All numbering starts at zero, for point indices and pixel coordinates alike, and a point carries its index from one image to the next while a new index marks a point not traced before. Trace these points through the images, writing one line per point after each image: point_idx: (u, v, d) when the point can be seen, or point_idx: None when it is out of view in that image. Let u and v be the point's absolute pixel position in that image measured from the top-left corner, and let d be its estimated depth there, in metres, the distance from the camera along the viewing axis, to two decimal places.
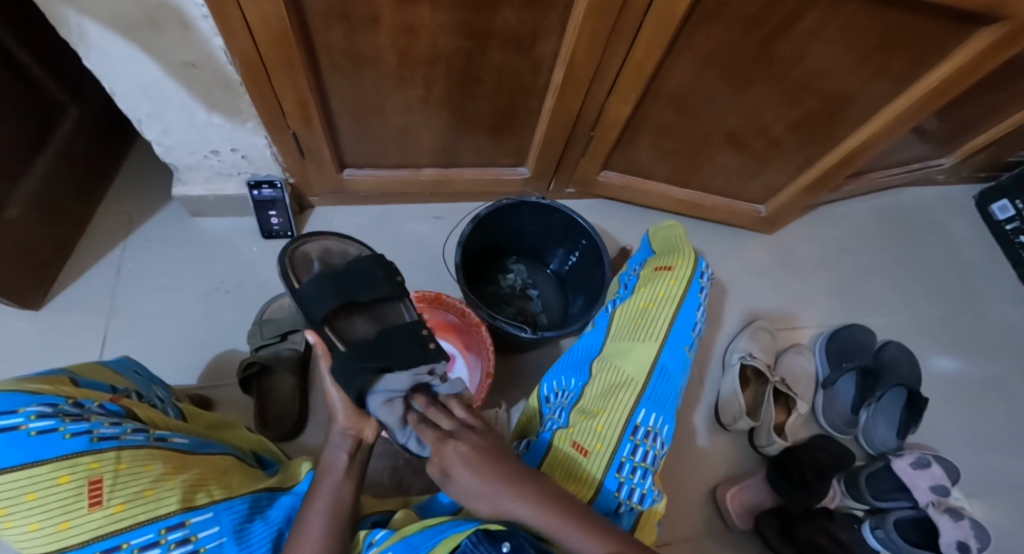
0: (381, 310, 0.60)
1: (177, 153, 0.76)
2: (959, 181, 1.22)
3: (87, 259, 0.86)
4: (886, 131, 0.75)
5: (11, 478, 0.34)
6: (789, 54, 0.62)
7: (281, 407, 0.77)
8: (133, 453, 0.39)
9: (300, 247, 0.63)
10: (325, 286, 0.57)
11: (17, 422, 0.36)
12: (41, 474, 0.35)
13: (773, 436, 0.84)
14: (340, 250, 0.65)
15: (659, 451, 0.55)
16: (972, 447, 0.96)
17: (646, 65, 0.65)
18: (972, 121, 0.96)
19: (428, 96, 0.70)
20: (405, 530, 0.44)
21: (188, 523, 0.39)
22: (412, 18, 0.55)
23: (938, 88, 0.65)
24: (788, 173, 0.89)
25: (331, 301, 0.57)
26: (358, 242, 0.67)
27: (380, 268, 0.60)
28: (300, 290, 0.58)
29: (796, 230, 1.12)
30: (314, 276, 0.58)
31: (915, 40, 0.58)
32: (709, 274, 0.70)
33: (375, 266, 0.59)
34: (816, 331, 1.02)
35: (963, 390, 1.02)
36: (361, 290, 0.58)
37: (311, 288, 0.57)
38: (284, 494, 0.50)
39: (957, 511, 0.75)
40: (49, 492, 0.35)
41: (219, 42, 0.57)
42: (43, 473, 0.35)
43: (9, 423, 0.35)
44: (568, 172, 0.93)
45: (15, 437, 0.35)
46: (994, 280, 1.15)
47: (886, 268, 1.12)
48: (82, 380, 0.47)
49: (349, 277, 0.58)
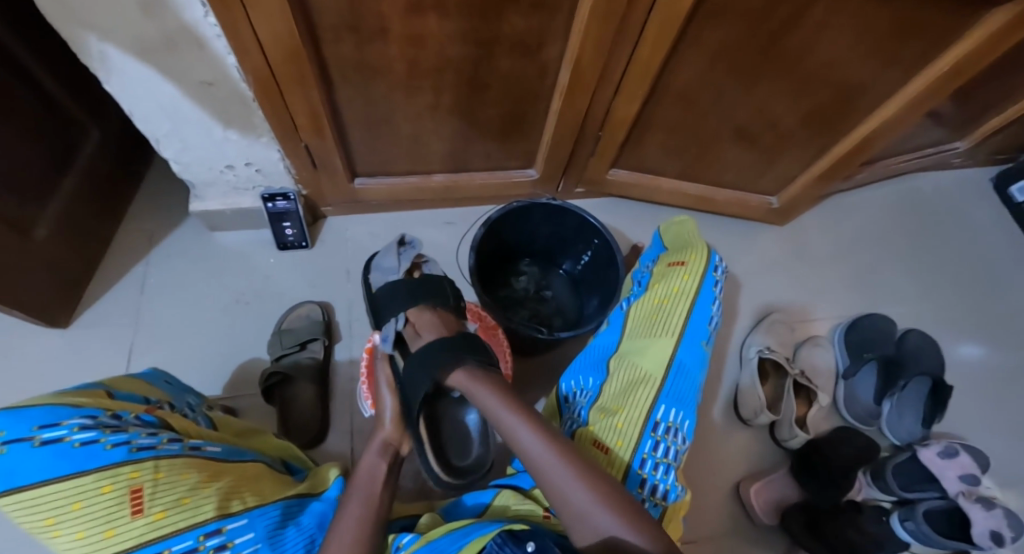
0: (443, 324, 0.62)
1: (195, 169, 0.78)
2: (975, 164, 1.20)
3: (110, 277, 0.88)
4: (900, 118, 0.74)
5: (59, 488, 0.35)
6: (796, 45, 0.62)
7: (303, 416, 0.78)
8: (171, 462, 0.40)
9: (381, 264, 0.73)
10: (400, 291, 0.60)
11: (62, 434, 0.37)
12: (86, 483, 0.36)
13: (795, 429, 0.83)
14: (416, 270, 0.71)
15: (681, 447, 0.55)
16: (1000, 435, 0.94)
17: (653, 63, 0.65)
18: (988, 103, 0.94)
19: (437, 103, 0.71)
20: (432, 533, 0.44)
21: (225, 530, 0.40)
22: (420, 28, 0.56)
23: (952, 72, 0.64)
24: (800, 164, 0.88)
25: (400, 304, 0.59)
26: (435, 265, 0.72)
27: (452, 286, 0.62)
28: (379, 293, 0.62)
29: (810, 221, 1.11)
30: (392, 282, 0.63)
31: (928, 24, 0.57)
32: (723, 267, 0.69)
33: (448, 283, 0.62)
34: (835, 323, 1.01)
35: (989, 377, 1.00)
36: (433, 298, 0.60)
37: (386, 291, 0.61)
38: (315, 500, 0.51)
39: (989, 501, 0.73)
40: (94, 500, 0.36)
41: (233, 61, 0.58)
42: (89, 482, 0.36)
43: (54, 435, 0.36)
44: (577, 173, 0.93)
45: (60, 449, 0.36)
46: (1017, 264, 1.12)
47: (904, 256, 1.10)
48: (117, 392, 0.48)
49: (424, 286, 0.61)
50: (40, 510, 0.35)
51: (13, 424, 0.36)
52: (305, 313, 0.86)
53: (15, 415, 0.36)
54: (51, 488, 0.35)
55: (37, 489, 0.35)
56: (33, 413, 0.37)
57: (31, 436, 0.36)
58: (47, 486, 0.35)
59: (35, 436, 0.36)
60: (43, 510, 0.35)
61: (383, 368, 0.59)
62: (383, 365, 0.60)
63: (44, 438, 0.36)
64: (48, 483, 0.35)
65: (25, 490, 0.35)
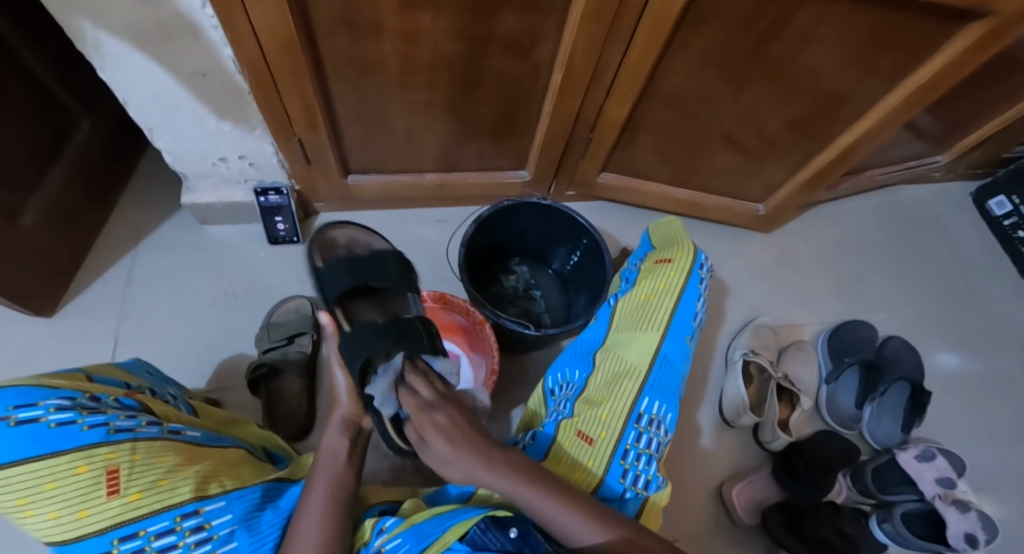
0: (390, 301, 0.64)
1: (187, 161, 0.78)
2: (956, 178, 1.23)
3: (98, 266, 0.87)
4: (879, 129, 0.76)
5: (33, 467, 0.35)
6: (782, 53, 0.64)
7: (289, 409, 0.78)
8: (149, 444, 0.40)
9: (329, 231, 0.68)
10: (341, 269, 0.63)
11: (37, 415, 0.37)
12: (61, 464, 0.36)
13: (777, 431, 0.84)
14: (366, 242, 0.69)
15: (663, 439, 0.56)
16: (977, 441, 0.96)
17: (642, 67, 0.67)
18: (966, 118, 0.97)
19: (430, 101, 0.72)
20: (415, 517, 0.44)
21: (202, 512, 0.39)
22: (415, 24, 0.57)
23: (928, 84, 0.66)
24: (785, 171, 0.90)
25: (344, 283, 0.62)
26: (383, 237, 0.71)
27: (396, 262, 0.65)
28: (321, 269, 0.64)
29: (795, 229, 1.13)
30: (332, 260, 0.65)
31: (905, 37, 0.60)
32: (708, 265, 0.71)
33: (390, 260, 0.65)
34: (817, 329, 1.03)
35: (966, 385, 1.02)
36: (375, 276, 0.64)
37: (328, 270, 0.63)
38: (294, 484, 0.51)
39: (964, 503, 0.74)
40: (69, 481, 0.36)
41: (228, 51, 0.59)
42: (63, 463, 0.36)
43: (30, 415, 0.37)
44: (568, 175, 0.95)
45: (36, 429, 0.36)
46: (995, 275, 1.15)
47: (886, 264, 1.12)
48: (97, 377, 0.48)
49: (364, 265, 0.64)
50: (14, 490, 0.35)
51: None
52: (293, 307, 0.85)
53: None
54: (25, 468, 0.35)
55: (12, 468, 0.35)
56: (8, 395, 0.37)
57: (7, 416, 0.37)
58: (23, 466, 0.35)
59: (11, 416, 0.36)
60: (18, 489, 0.35)
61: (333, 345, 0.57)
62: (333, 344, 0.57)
63: (20, 417, 0.37)
64: (24, 462, 0.35)
65: (1, 469, 0.35)
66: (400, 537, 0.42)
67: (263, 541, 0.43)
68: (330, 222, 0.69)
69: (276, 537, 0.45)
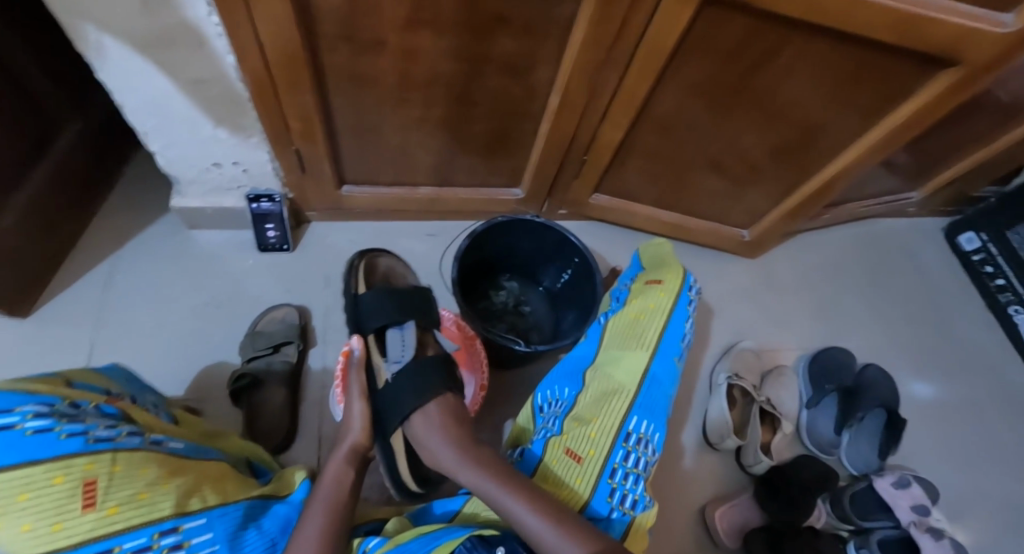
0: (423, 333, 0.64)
1: (180, 165, 0.77)
2: (928, 213, 1.29)
3: (79, 268, 0.85)
4: (858, 164, 0.79)
5: (4, 477, 0.32)
6: (768, 87, 0.66)
7: (271, 421, 0.76)
8: (129, 456, 0.39)
9: (372, 258, 0.69)
10: (387, 302, 0.61)
11: (13, 421, 0.35)
12: (35, 474, 0.33)
13: (760, 454, 0.85)
14: (402, 272, 0.71)
15: (650, 458, 0.57)
16: (948, 469, 0.99)
17: (636, 95, 0.69)
18: (938, 158, 1.02)
19: (428, 117, 0.73)
20: (400, 537, 0.44)
21: (181, 529, 0.38)
22: (417, 43, 0.58)
23: (904, 123, 0.70)
24: (768, 200, 0.93)
25: (390, 316, 0.60)
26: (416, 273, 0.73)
27: (430, 298, 0.65)
28: (362, 298, 0.61)
29: (778, 256, 1.16)
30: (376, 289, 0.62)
31: (883, 79, 0.63)
32: (696, 288, 0.72)
33: (429, 296, 0.65)
34: (797, 354, 1.05)
35: (940, 414, 1.05)
36: (417, 315, 0.62)
37: (374, 300, 0.61)
38: (279, 502, 0.50)
39: (938, 530, 0.75)
40: (44, 492, 0.33)
41: (230, 60, 0.59)
42: (37, 473, 0.33)
43: (6, 422, 0.35)
44: (560, 195, 0.97)
45: (10, 436, 0.34)
46: (965, 308, 1.20)
47: (864, 294, 1.16)
48: (76, 382, 0.47)
49: (410, 300, 0.62)
50: None
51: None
52: (280, 316, 0.84)
53: None
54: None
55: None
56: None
57: None
58: None
59: None
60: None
61: (358, 379, 0.58)
62: (359, 374, 0.58)
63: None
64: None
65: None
66: None
67: None
68: (376, 249, 0.70)
69: None
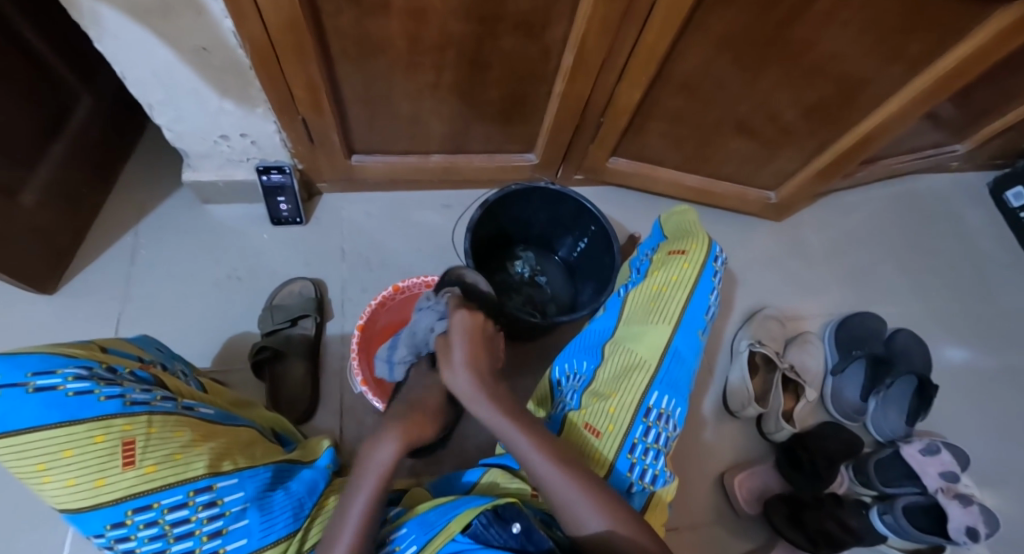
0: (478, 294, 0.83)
1: (188, 139, 0.76)
2: (972, 168, 1.20)
3: (99, 246, 0.86)
4: (901, 117, 0.73)
5: (51, 434, 0.36)
6: (806, 37, 0.61)
7: (295, 392, 0.78)
8: (164, 419, 0.41)
9: None
10: None
11: (56, 383, 0.37)
12: (79, 432, 0.36)
13: (781, 423, 0.84)
14: None
15: (671, 433, 0.56)
16: (982, 436, 0.96)
17: (657, 51, 0.64)
18: (990, 108, 0.94)
19: (438, 82, 0.69)
20: (420, 508, 0.45)
21: (215, 487, 0.41)
22: (424, 3, 0.55)
23: (958, 70, 0.63)
24: (799, 159, 0.88)
25: None
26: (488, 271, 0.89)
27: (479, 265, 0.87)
28: None
29: (807, 219, 1.11)
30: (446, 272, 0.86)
31: (937, 21, 0.57)
32: (722, 259, 0.69)
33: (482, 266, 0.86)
34: (825, 320, 1.02)
35: (975, 381, 1.01)
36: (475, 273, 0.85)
37: None
38: (305, 467, 0.52)
39: (966, 497, 0.74)
40: (87, 449, 0.36)
41: (229, 26, 0.57)
42: (81, 432, 0.36)
43: (49, 383, 0.37)
44: (576, 160, 0.93)
45: (54, 397, 0.37)
46: (1008, 269, 1.13)
47: (898, 257, 1.11)
48: (111, 348, 0.49)
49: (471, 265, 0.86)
50: (31, 456, 0.35)
51: (9, 369, 0.36)
52: (297, 290, 0.86)
53: (11, 361, 0.36)
54: (43, 434, 0.36)
55: (29, 434, 0.35)
56: (29, 360, 0.37)
57: (26, 382, 0.36)
58: (38, 433, 0.35)
59: (29, 382, 0.36)
60: (34, 455, 0.36)
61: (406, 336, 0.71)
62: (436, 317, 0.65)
63: (39, 385, 0.36)
64: (40, 430, 0.36)
65: (18, 435, 0.35)
66: (406, 527, 0.43)
67: (276, 521, 0.44)
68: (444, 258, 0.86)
69: (290, 516, 0.45)
